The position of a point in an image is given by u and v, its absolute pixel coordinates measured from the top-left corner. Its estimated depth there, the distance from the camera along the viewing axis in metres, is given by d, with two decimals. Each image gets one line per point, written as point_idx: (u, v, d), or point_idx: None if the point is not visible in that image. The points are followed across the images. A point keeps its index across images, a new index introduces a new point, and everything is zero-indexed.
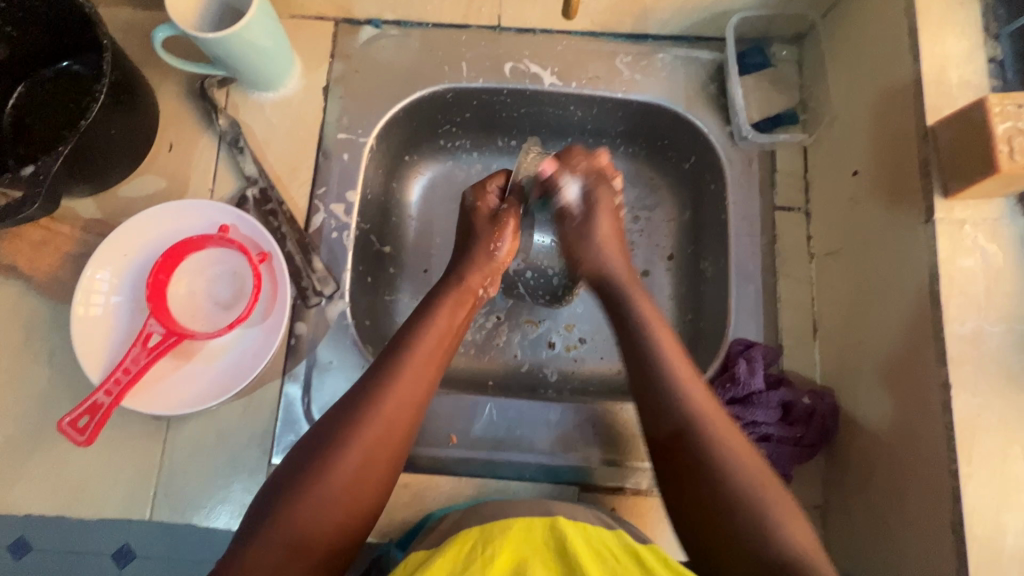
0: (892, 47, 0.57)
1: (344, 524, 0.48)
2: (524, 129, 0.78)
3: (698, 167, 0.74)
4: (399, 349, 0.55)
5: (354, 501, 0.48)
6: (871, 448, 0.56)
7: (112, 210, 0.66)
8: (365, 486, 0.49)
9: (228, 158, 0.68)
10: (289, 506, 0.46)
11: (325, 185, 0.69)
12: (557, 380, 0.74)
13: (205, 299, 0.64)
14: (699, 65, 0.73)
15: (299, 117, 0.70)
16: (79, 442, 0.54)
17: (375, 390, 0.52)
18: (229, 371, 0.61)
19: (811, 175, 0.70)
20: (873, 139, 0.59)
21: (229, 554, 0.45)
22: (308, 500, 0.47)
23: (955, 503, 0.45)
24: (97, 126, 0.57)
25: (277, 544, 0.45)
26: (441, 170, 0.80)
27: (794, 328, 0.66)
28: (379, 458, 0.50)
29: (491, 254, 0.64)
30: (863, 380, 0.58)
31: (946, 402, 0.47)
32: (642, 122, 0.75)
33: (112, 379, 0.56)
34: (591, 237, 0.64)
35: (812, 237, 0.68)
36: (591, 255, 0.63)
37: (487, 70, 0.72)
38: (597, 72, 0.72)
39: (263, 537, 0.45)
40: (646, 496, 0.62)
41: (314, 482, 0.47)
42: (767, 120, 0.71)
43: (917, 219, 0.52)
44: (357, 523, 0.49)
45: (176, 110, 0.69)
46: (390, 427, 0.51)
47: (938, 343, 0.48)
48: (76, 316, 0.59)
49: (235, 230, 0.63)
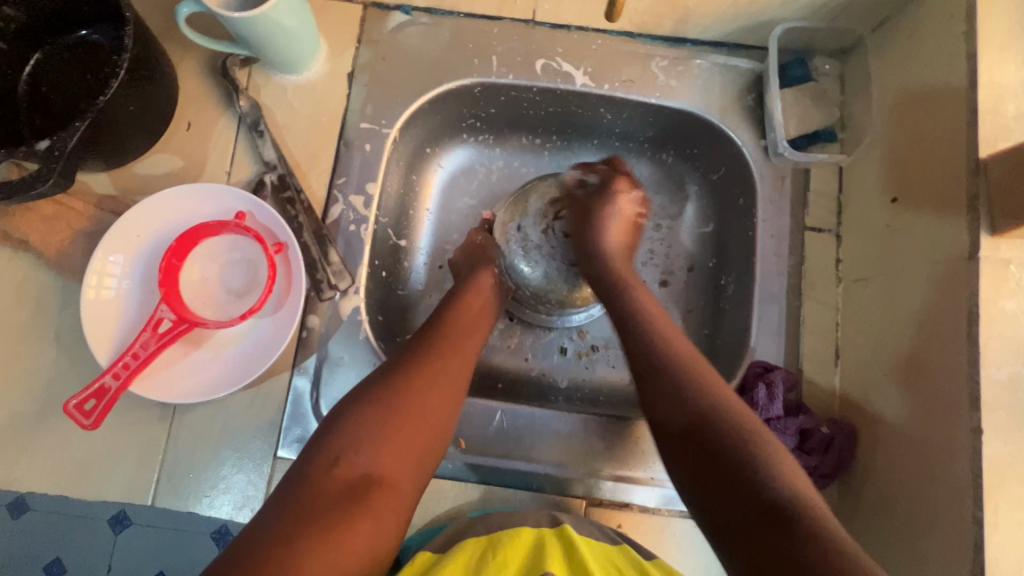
0: (944, 74, 0.55)
1: (408, 472, 0.50)
2: (551, 128, 0.76)
3: (728, 179, 0.72)
4: (451, 321, 0.60)
5: (414, 449, 0.51)
6: (889, 484, 0.55)
7: (127, 187, 0.65)
8: (418, 436, 0.51)
9: (247, 141, 0.67)
10: (346, 440, 0.49)
11: (345, 175, 0.67)
12: (566, 388, 0.73)
13: (216, 286, 0.62)
14: (737, 74, 0.70)
15: (322, 102, 0.68)
16: (85, 426, 0.54)
17: (421, 346, 0.57)
18: (240, 362, 0.60)
19: (845, 197, 0.67)
20: (917, 166, 0.57)
21: (288, 491, 0.46)
22: (375, 441, 0.49)
23: (976, 552, 0.44)
24: (116, 101, 0.55)
25: (341, 477, 0.47)
26: (462, 165, 0.78)
27: (816, 353, 0.64)
28: (438, 413, 0.53)
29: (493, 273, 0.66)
30: (886, 415, 0.56)
31: (975, 447, 0.46)
32: (672, 128, 0.73)
33: (120, 363, 0.55)
34: (602, 219, 0.64)
35: (841, 261, 0.66)
36: (593, 237, 0.63)
37: (518, 66, 0.70)
38: (631, 74, 0.70)
39: (327, 470, 0.47)
40: (652, 514, 0.61)
41: (373, 417, 0.50)
42: (804, 137, 0.68)
43: (959, 256, 0.50)
44: (416, 474, 0.51)
45: (196, 87, 0.67)
46: (439, 376, 0.55)
47: (970, 386, 0.47)
48: (86, 299, 0.58)
49: (252, 218, 0.62)
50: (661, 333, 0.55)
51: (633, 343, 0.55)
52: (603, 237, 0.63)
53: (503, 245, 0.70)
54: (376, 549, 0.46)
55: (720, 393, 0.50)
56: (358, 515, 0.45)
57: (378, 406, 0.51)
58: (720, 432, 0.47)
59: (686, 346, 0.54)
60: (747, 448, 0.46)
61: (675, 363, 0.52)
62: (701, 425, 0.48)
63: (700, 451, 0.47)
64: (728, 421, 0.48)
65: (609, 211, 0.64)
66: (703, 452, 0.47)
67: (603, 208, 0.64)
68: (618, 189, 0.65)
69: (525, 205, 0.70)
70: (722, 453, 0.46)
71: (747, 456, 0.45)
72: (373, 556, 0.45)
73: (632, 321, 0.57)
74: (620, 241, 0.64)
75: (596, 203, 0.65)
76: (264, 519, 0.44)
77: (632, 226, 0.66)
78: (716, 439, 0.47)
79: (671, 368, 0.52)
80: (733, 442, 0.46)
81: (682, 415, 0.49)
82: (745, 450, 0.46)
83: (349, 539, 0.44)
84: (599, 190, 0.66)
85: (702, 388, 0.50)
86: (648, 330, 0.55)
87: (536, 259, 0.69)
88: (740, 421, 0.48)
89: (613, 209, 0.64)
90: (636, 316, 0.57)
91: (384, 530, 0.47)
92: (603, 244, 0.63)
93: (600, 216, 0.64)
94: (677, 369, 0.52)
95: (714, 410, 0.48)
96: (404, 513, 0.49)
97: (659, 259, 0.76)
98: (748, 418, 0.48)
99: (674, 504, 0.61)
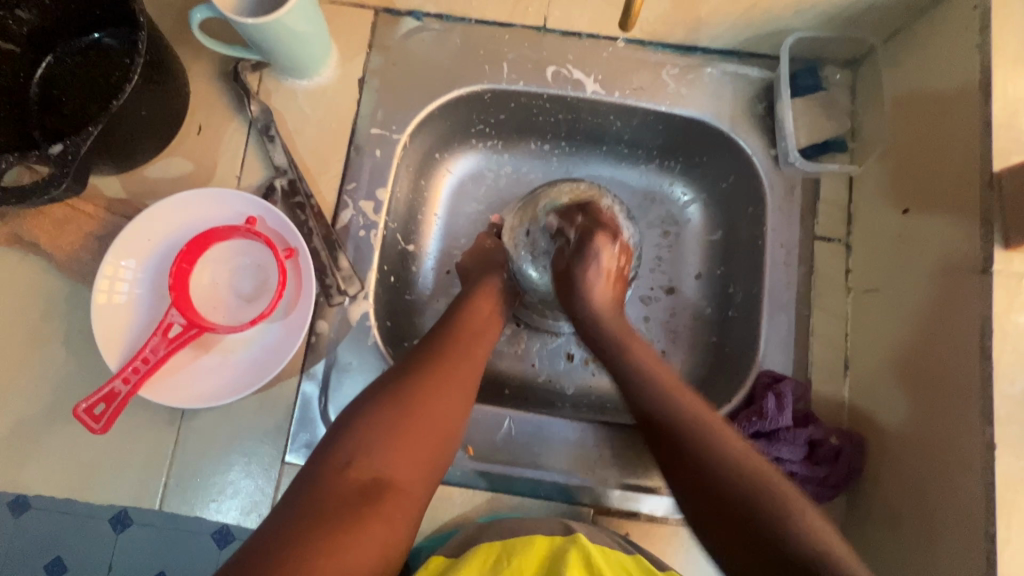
0: (958, 86, 0.55)
1: (419, 475, 0.50)
2: (560, 135, 0.76)
3: (737, 187, 0.72)
4: (461, 325, 0.60)
5: (425, 452, 0.51)
6: (900, 496, 0.54)
7: (137, 190, 0.65)
8: (429, 438, 0.51)
9: (257, 145, 0.67)
10: (357, 441, 0.49)
11: (355, 180, 0.67)
12: (573, 394, 0.73)
13: (226, 291, 0.62)
14: (747, 83, 0.70)
15: (332, 107, 0.68)
16: (95, 430, 0.54)
17: (432, 349, 0.57)
18: (249, 367, 0.60)
19: (854, 206, 0.67)
20: (929, 177, 0.57)
21: (300, 493, 0.46)
22: (386, 444, 0.49)
23: (988, 566, 0.44)
24: (128, 106, 0.55)
25: (352, 479, 0.47)
26: (471, 170, 0.78)
27: (825, 364, 0.64)
28: (449, 417, 0.53)
29: (502, 279, 0.66)
30: (896, 427, 0.56)
31: (988, 461, 0.46)
32: (681, 136, 0.73)
33: (130, 367, 0.55)
34: (585, 283, 0.63)
35: (850, 271, 0.66)
36: (579, 303, 0.62)
37: (529, 73, 0.70)
38: (641, 82, 0.70)
39: (339, 472, 0.47)
40: (660, 522, 0.61)
41: (384, 419, 0.50)
42: (815, 146, 0.68)
43: (972, 268, 0.50)
44: (427, 477, 0.50)
45: (208, 91, 0.67)
46: (450, 379, 0.55)
47: (983, 400, 0.47)
48: (97, 302, 0.58)
49: (262, 222, 0.62)
50: (667, 386, 0.55)
51: (636, 401, 0.55)
52: (588, 298, 0.62)
53: (513, 250, 0.69)
54: (388, 552, 0.45)
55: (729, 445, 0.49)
56: (369, 518, 0.45)
57: (389, 408, 0.51)
58: (734, 484, 0.47)
59: (688, 398, 0.54)
60: (769, 506, 0.45)
61: (684, 416, 0.52)
62: (717, 482, 0.47)
63: (715, 505, 0.47)
64: (740, 474, 0.47)
65: (590, 273, 0.63)
66: (717, 505, 0.47)
67: (585, 271, 0.63)
68: (599, 246, 0.64)
69: (535, 210, 0.70)
70: (745, 512, 0.46)
71: (765, 509, 0.45)
72: (385, 560, 0.45)
73: (635, 376, 0.57)
74: (607, 299, 0.63)
75: (576, 267, 0.64)
76: (276, 521, 0.45)
77: (617, 279, 0.65)
78: (730, 493, 0.47)
79: (675, 423, 0.52)
80: (750, 494, 0.46)
81: (693, 471, 0.49)
82: (763, 501, 0.45)
83: (361, 542, 0.44)
84: (576, 251, 0.64)
85: (709, 431, 0.50)
86: (655, 383, 0.55)
87: (544, 266, 0.69)
88: (756, 473, 0.47)
89: (595, 271, 0.63)
90: (638, 372, 0.57)
91: (396, 534, 0.46)
92: (591, 308, 0.62)
93: (581, 278, 0.63)
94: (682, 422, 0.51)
95: (724, 466, 0.48)
96: (416, 517, 0.49)
97: (667, 267, 0.76)
98: (761, 471, 0.48)
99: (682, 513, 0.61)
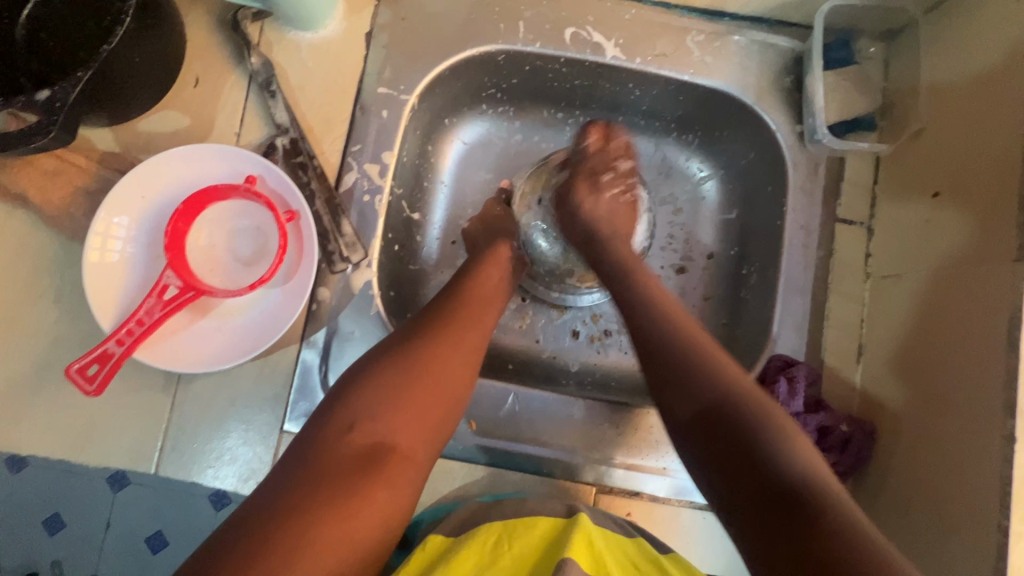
0: (1006, 64, 0.52)
1: (422, 440, 0.48)
2: (574, 102, 0.73)
3: (759, 164, 0.69)
4: (469, 294, 0.58)
5: (429, 417, 0.49)
6: (909, 484, 0.54)
7: (130, 144, 0.61)
8: (431, 405, 0.49)
9: (258, 101, 0.63)
10: (356, 401, 0.47)
11: (360, 142, 0.64)
12: (577, 371, 0.72)
13: (224, 253, 0.60)
14: (776, 53, 0.66)
15: (337, 63, 0.65)
16: (88, 392, 0.52)
17: (438, 314, 0.55)
18: (248, 333, 0.58)
19: (880, 188, 0.64)
20: (965, 159, 0.55)
21: (300, 456, 0.45)
22: (390, 408, 0.48)
23: (999, 560, 0.44)
24: (120, 52, 0.52)
25: (354, 443, 0.45)
26: (480, 137, 0.74)
27: (838, 351, 0.62)
28: (455, 384, 0.51)
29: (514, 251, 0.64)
30: (909, 418, 0.55)
31: (1007, 455, 0.45)
32: (704, 108, 0.70)
33: (124, 329, 0.53)
34: (585, 204, 0.63)
35: (871, 257, 0.63)
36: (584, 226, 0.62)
37: (546, 33, 0.66)
38: (665, 48, 0.66)
39: (340, 437, 0.46)
40: (663, 503, 0.60)
41: (383, 383, 0.49)
42: (843, 123, 0.65)
43: (1005, 256, 0.48)
44: (430, 445, 0.49)
45: (205, 40, 0.63)
46: (456, 344, 0.53)
47: (1007, 393, 0.46)
48: (89, 261, 0.56)
49: (262, 182, 0.59)
50: None
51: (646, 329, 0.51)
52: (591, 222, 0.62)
53: (523, 217, 0.70)
54: (389, 524, 0.44)
55: (803, 446, 0.43)
56: (371, 482, 0.44)
57: (392, 371, 0.49)
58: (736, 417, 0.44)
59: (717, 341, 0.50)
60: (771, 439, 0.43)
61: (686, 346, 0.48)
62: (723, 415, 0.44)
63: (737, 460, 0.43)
64: (755, 413, 0.44)
65: (590, 198, 0.63)
66: (731, 448, 0.43)
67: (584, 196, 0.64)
68: (596, 183, 0.64)
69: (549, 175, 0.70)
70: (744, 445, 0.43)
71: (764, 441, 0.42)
72: (384, 533, 0.44)
73: None
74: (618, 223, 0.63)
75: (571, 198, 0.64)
76: (270, 485, 0.43)
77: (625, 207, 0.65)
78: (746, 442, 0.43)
79: (708, 365, 0.47)
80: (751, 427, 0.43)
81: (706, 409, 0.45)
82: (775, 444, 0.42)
83: (364, 511, 0.43)
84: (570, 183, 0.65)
85: (715, 364, 0.47)
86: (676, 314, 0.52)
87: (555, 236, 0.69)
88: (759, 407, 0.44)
89: (597, 200, 0.63)
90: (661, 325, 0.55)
91: (396, 505, 0.45)
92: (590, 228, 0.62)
93: (580, 203, 0.63)
94: (725, 385, 0.46)
95: (739, 401, 0.45)
96: (417, 484, 0.47)
97: (679, 245, 0.73)
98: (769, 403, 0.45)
99: (685, 495, 0.60)
